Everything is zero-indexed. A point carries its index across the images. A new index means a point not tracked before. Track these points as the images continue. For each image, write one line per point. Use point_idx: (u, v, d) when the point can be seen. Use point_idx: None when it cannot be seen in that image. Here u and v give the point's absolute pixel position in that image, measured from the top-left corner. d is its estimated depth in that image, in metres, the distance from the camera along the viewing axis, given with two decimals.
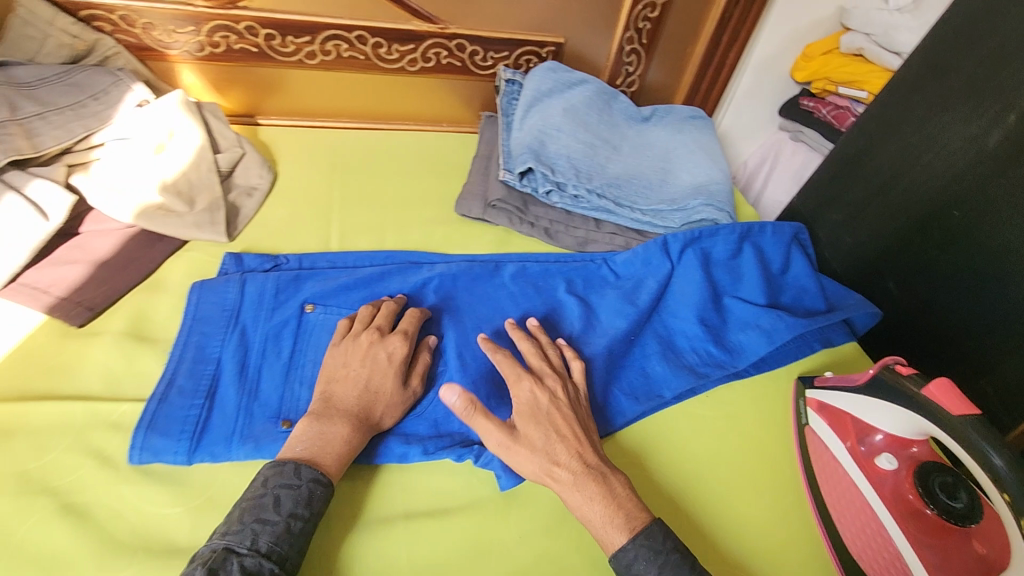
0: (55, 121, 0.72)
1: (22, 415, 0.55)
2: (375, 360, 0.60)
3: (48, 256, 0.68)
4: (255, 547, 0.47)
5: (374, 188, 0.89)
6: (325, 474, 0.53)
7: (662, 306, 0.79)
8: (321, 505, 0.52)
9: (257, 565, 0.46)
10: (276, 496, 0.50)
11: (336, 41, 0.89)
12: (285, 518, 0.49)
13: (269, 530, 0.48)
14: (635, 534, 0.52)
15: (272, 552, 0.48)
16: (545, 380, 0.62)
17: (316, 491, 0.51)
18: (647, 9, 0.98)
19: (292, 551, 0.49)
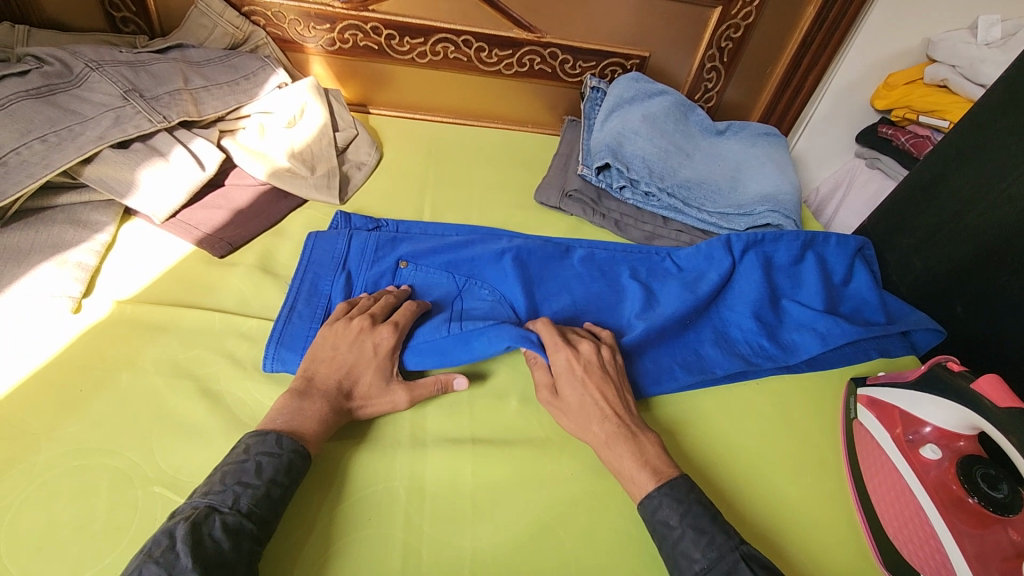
0: (216, 94, 0.87)
1: (175, 317, 0.68)
2: (361, 355, 0.64)
3: (200, 200, 0.81)
4: (236, 506, 0.49)
5: (463, 174, 1.00)
6: (305, 445, 0.55)
7: (721, 300, 0.83)
8: (299, 475, 0.54)
9: (238, 523, 0.48)
10: (257, 462, 0.52)
11: (445, 44, 1.02)
12: (266, 483, 0.51)
13: (250, 493, 0.50)
14: (660, 484, 0.56)
15: (252, 512, 0.50)
16: (580, 349, 0.66)
17: (295, 461, 0.54)
18: (730, 29, 1.05)
19: (271, 513, 0.51)
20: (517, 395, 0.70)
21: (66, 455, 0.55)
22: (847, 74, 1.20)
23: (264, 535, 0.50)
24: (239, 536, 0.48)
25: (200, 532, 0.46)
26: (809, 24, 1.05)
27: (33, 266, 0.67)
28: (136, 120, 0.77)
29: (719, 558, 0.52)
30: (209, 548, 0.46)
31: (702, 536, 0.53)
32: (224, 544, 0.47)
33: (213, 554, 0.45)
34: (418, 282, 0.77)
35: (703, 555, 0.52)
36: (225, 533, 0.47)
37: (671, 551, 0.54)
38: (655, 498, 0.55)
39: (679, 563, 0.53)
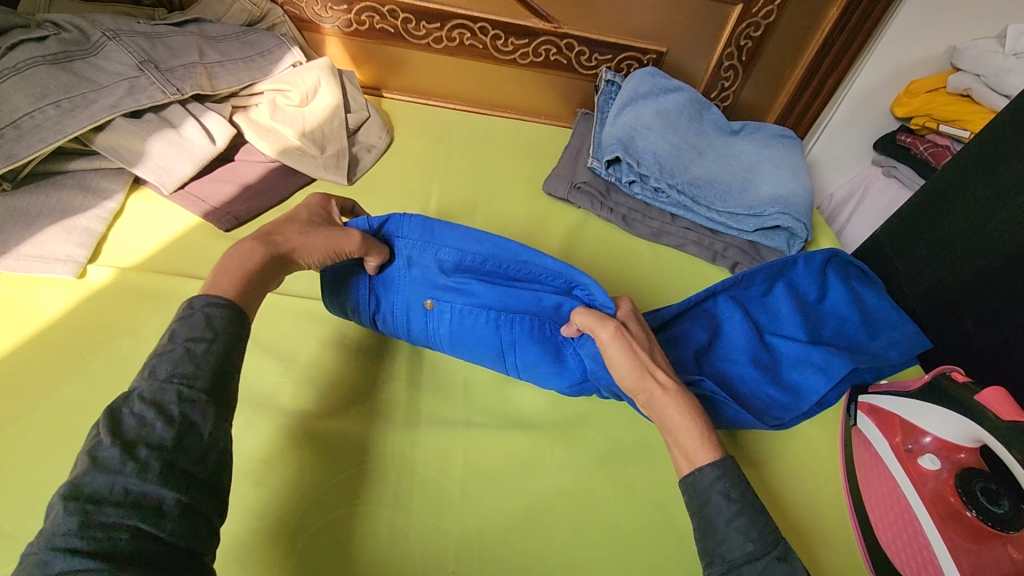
0: (230, 69, 0.87)
1: (178, 286, 0.68)
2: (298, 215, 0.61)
3: (209, 173, 0.82)
4: (154, 376, 0.45)
5: (472, 162, 1.00)
6: (222, 297, 0.50)
7: (713, 354, 0.74)
8: (224, 327, 0.49)
9: (157, 391, 0.44)
10: (172, 331, 0.48)
11: (461, 30, 1.01)
12: (182, 343, 0.46)
13: (168, 359, 0.46)
14: (722, 458, 0.52)
15: (176, 375, 0.45)
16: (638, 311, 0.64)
17: (213, 315, 0.49)
18: (751, 27, 1.03)
19: (199, 369, 0.46)
20: (514, 382, 0.69)
21: (63, 415, 0.56)
22: (867, 80, 1.19)
23: (199, 393, 0.45)
24: (163, 404, 0.43)
25: (119, 412, 0.43)
26: (831, 25, 1.03)
27: (41, 229, 0.68)
28: (150, 91, 0.77)
29: (771, 541, 0.47)
30: (132, 423, 0.42)
31: (757, 517, 0.49)
32: (146, 414, 0.42)
33: (136, 430, 0.42)
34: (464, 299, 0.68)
35: (760, 535, 0.47)
36: (144, 406, 0.43)
37: (719, 529, 0.49)
38: (720, 468, 0.51)
39: (728, 539, 0.48)
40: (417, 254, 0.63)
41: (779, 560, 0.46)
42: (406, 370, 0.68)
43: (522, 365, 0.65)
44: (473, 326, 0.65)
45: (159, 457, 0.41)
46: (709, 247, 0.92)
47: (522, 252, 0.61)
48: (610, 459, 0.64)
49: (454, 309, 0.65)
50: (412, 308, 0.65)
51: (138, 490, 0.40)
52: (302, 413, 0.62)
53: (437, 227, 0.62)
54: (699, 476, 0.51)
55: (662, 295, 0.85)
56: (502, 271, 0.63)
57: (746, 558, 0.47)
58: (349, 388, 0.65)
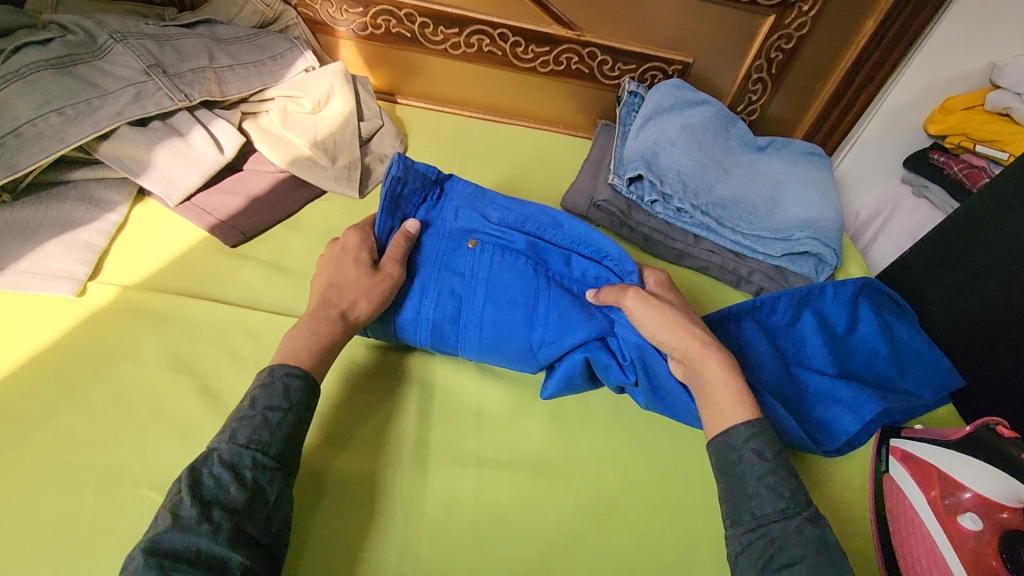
0: (240, 74, 0.84)
1: (180, 307, 0.65)
2: (343, 264, 0.63)
3: (217, 184, 0.78)
4: (234, 439, 0.50)
5: (489, 174, 0.96)
6: (297, 367, 0.55)
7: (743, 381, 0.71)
8: (299, 397, 0.54)
9: (235, 454, 0.49)
10: (253, 399, 0.53)
11: (480, 36, 0.97)
12: (260, 410, 0.52)
13: (247, 424, 0.51)
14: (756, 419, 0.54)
15: (252, 441, 0.50)
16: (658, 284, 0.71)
17: (289, 383, 0.54)
18: (782, 39, 0.98)
19: (274, 438, 0.51)
20: (527, 414, 0.66)
21: (57, 446, 0.53)
22: (900, 94, 1.14)
23: (271, 459, 0.50)
24: (238, 468, 0.49)
25: (200, 472, 0.48)
26: (867, 39, 0.98)
27: (41, 243, 0.65)
28: (157, 97, 0.74)
29: (800, 503, 0.50)
30: (210, 485, 0.47)
31: (785, 480, 0.51)
32: (222, 478, 0.48)
33: (213, 493, 0.47)
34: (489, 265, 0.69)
35: (792, 493, 0.50)
36: (222, 468, 0.48)
37: (749, 486, 0.51)
38: (753, 426, 0.54)
39: (759, 495, 0.51)
40: (468, 207, 0.73)
41: (809, 521, 0.49)
42: (416, 401, 0.65)
43: (552, 314, 0.65)
44: (510, 271, 0.68)
45: (227, 519, 0.46)
46: (732, 272, 0.88)
47: (564, 218, 0.73)
48: (628, 500, 0.61)
49: (494, 253, 0.70)
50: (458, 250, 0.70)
51: (209, 550, 0.44)
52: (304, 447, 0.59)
53: (490, 194, 0.74)
54: (732, 434, 0.54)
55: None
56: (544, 235, 0.73)
57: (777, 515, 0.50)
58: (354, 422, 0.62)
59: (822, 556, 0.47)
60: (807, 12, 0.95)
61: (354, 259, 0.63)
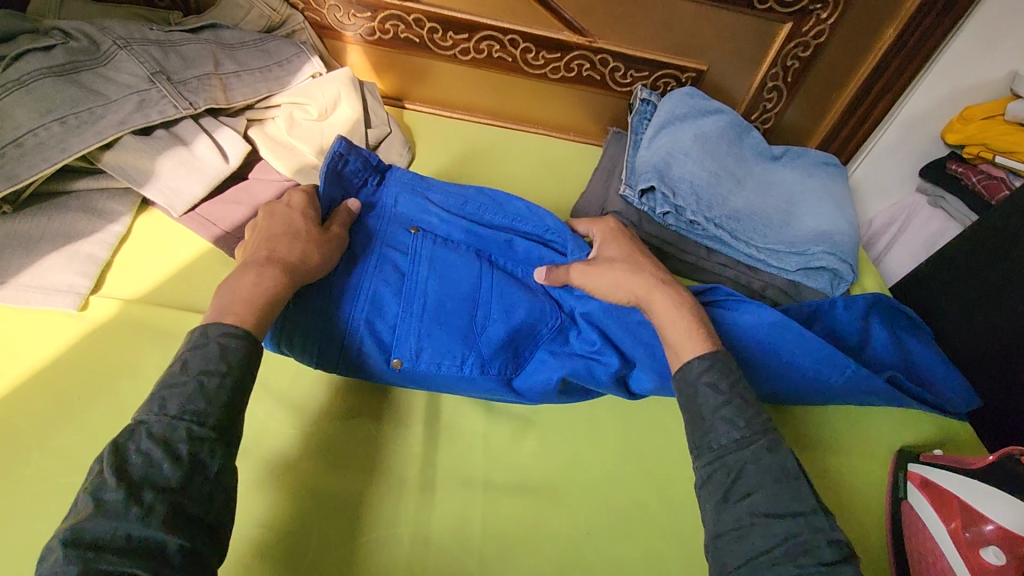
0: (246, 80, 0.83)
1: (183, 323, 0.64)
2: (288, 216, 0.63)
3: (222, 194, 0.77)
4: (165, 411, 0.46)
5: (499, 182, 0.95)
6: (238, 327, 0.51)
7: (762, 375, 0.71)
8: (239, 357, 0.50)
9: (167, 428, 0.45)
10: (184, 359, 0.49)
11: (490, 41, 0.95)
12: (194, 376, 0.48)
13: (179, 392, 0.47)
14: (711, 350, 0.56)
15: (187, 412, 0.46)
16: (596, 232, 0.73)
17: (228, 345, 0.50)
18: (799, 47, 0.96)
19: (210, 407, 0.47)
20: (538, 435, 0.65)
21: (55, 468, 0.52)
22: (918, 103, 1.11)
23: (206, 430, 0.46)
24: (172, 443, 0.44)
25: (127, 448, 0.44)
26: (886, 47, 0.95)
27: (41, 256, 0.64)
28: (161, 105, 0.73)
29: (761, 431, 0.51)
30: (138, 464, 0.43)
31: (743, 406, 0.52)
32: (153, 454, 0.44)
33: (141, 471, 0.43)
34: (429, 248, 0.69)
35: (747, 423, 0.51)
36: (153, 444, 0.44)
37: (706, 418, 0.52)
38: (707, 359, 0.55)
39: (715, 427, 0.52)
40: (408, 192, 0.73)
41: (765, 449, 0.50)
42: (423, 426, 0.63)
43: (494, 297, 0.66)
44: (452, 253, 0.69)
45: (162, 500, 0.42)
46: (743, 286, 0.87)
47: (505, 198, 0.74)
48: (641, 527, 0.60)
49: (435, 241, 0.70)
50: (400, 235, 0.70)
51: (141, 535, 0.41)
52: (310, 470, 0.58)
53: (429, 180, 0.75)
54: (687, 370, 0.55)
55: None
56: (485, 217, 0.74)
57: (733, 445, 0.51)
58: (360, 448, 0.60)
59: (777, 479, 0.48)
60: (825, 20, 0.93)
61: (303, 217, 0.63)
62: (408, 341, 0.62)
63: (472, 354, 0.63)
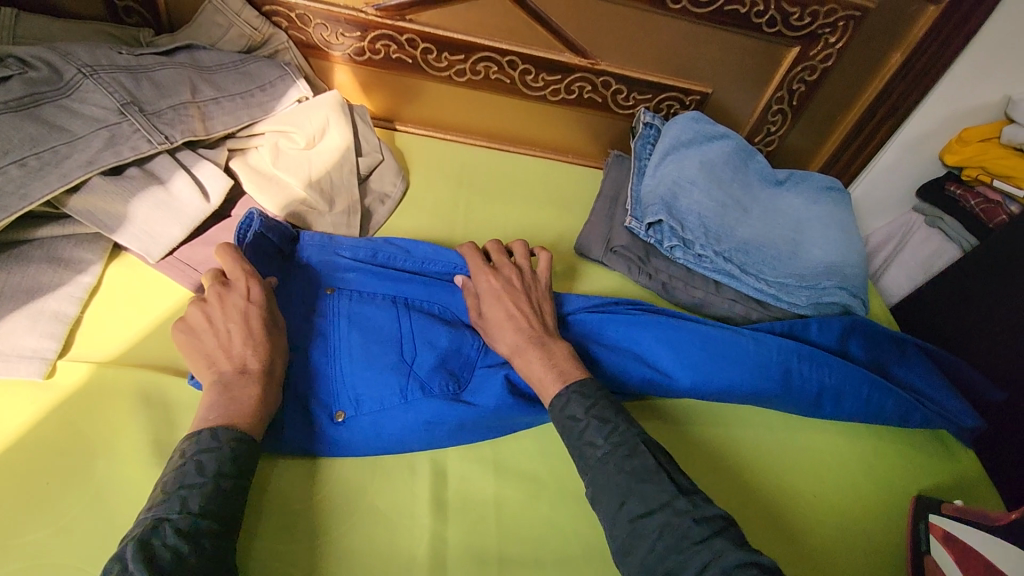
0: (226, 107, 0.76)
1: (165, 388, 0.58)
2: (236, 316, 0.57)
3: (202, 235, 0.71)
4: (186, 508, 0.47)
5: (497, 211, 0.90)
6: (244, 431, 0.53)
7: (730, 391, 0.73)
8: (247, 462, 0.52)
9: (191, 523, 0.46)
10: (196, 462, 0.50)
11: (487, 63, 0.91)
12: (213, 477, 0.49)
13: (199, 492, 0.48)
14: (566, 386, 0.60)
15: (206, 510, 0.48)
16: (501, 271, 0.69)
17: (238, 450, 0.52)
18: (806, 71, 0.94)
19: (224, 504, 0.49)
20: (550, 497, 0.62)
21: (23, 569, 0.47)
22: (920, 122, 1.04)
23: (225, 528, 0.48)
24: (197, 537, 0.46)
25: (151, 542, 0.44)
26: (893, 72, 0.94)
27: (3, 316, 0.58)
28: (133, 141, 0.67)
29: (620, 441, 0.55)
30: (165, 556, 0.44)
31: (604, 424, 0.57)
32: (179, 548, 0.45)
33: (169, 562, 0.44)
34: (353, 305, 0.67)
35: (604, 441, 0.56)
36: (178, 539, 0.45)
37: (575, 444, 0.57)
38: (565, 394, 0.59)
39: (583, 453, 0.56)
40: (320, 256, 0.70)
41: (626, 455, 0.54)
42: (431, 491, 0.59)
43: (420, 336, 0.66)
44: (373, 306, 0.67)
45: None
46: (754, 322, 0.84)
47: (411, 244, 0.73)
48: None
49: (354, 298, 0.67)
50: (316, 301, 0.67)
51: None
52: (313, 549, 0.54)
53: (339, 237, 0.72)
54: (554, 405, 0.59)
55: (703, 427, 0.71)
56: (399, 267, 0.72)
57: (599, 460, 0.55)
58: (359, 524, 0.56)
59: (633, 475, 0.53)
60: (834, 44, 0.90)
61: (263, 316, 0.59)
62: (347, 392, 0.61)
63: (409, 382, 0.62)
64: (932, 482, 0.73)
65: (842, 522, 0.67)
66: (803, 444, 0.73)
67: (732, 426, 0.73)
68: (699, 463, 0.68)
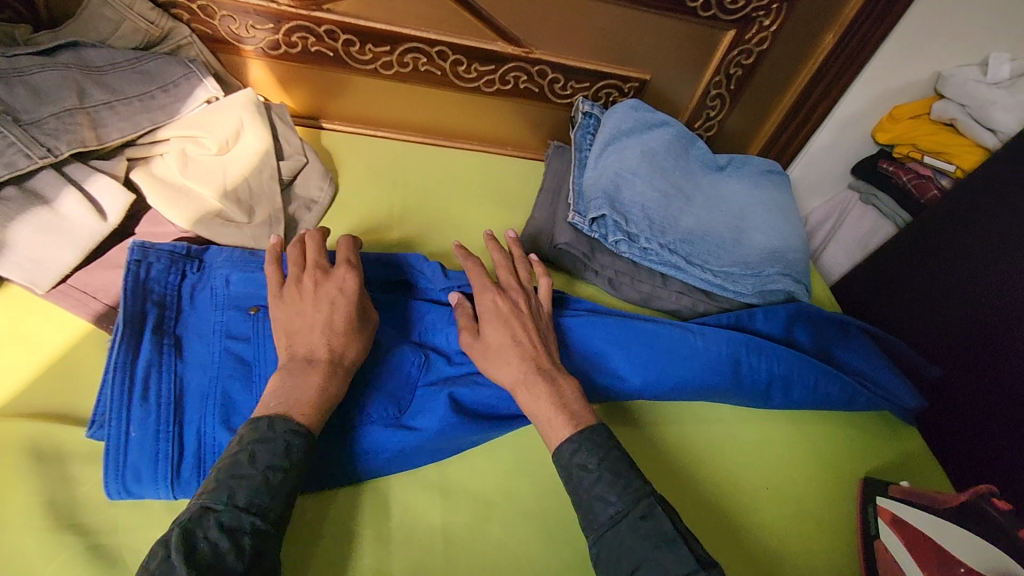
0: (122, 112, 0.69)
1: (60, 439, 0.53)
2: (330, 304, 0.58)
3: (100, 258, 0.64)
4: (233, 501, 0.46)
5: (436, 211, 0.86)
6: (301, 423, 0.51)
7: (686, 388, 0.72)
8: (300, 457, 0.50)
9: (234, 518, 0.46)
10: (251, 451, 0.49)
11: (416, 54, 0.85)
12: (263, 470, 0.48)
13: (247, 484, 0.47)
14: (578, 430, 0.56)
15: (253, 505, 0.47)
16: (509, 294, 0.65)
17: (293, 442, 0.50)
18: (741, 54, 0.93)
19: (274, 502, 0.48)
20: (499, 516, 0.59)
21: None
22: (853, 102, 1.05)
23: (269, 527, 0.47)
24: (238, 534, 0.45)
25: (193, 534, 0.44)
26: (826, 54, 0.94)
27: None
28: (8, 155, 0.59)
29: (636, 501, 0.52)
30: (205, 552, 0.43)
31: (617, 480, 0.53)
32: (220, 544, 0.44)
33: (208, 559, 0.43)
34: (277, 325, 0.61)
35: (619, 497, 0.52)
36: (220, 534, 0.44)
37: (582, 497, 0.53)
38: (575, 442, 0.55)
39: (593, 508, 0.53)
40: (238, 272, 0.64)
41: (641, 518, 0.51)
42: (371, 523, 0.56)
43: None
44: None
45: None
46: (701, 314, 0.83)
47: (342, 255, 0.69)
48: None
49: None
50: (234, 323, 0.61)
51: None
52: None
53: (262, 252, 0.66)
54: (559, 454, 0.55)
55: (655, 426, 0.70)
56: None
57: (611, 522, 0.52)
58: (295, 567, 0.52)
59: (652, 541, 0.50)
60: (768, 27, 0.89)
61: (352, 309, 0.59)
62: None
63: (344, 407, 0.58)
64: (879, 464, 0.75)
65: (793, 511, 0.67)
66: (753, 435, 0.73)
67: (682, 422, 0.72)
68: (655, 466, 0.67)
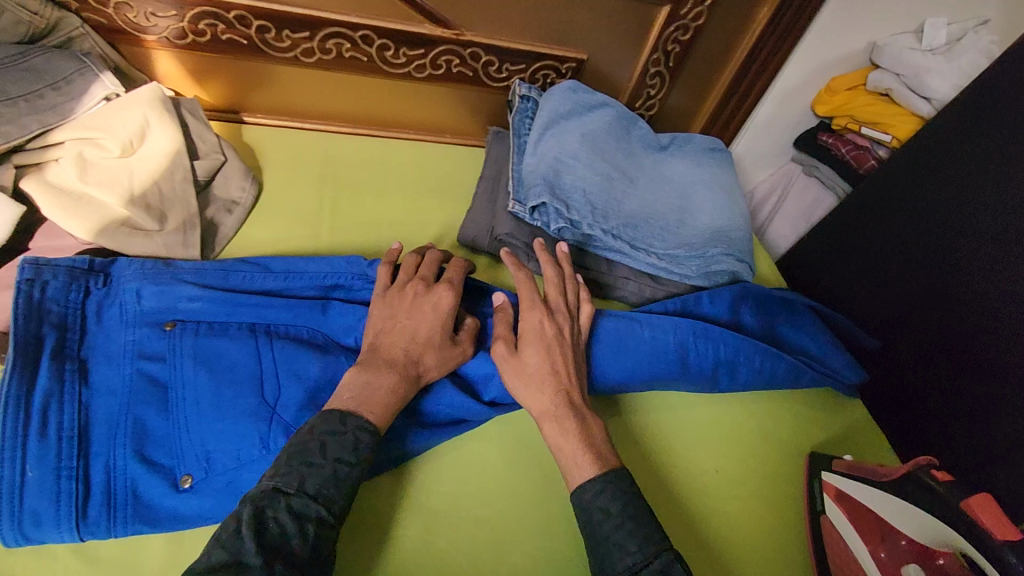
0: (4, 113, 0.62)
1: None
2: (432, 322, 0.59)
3: None
4: (303, 487, 0.48)
5: (370, 206, 0.82)
6: (369, 420, 0.52)
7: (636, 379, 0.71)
8: (367, 454, 0.51)
9: (302, 505, 0.47)
10: (321, 442, 0.50)
11: (338, 40, 0.80)
12: (331, 462, 0.49)
13: (317, 475, 0.48)
14: (604, 472, 0.55)
15: (320, 493, 0.48)
16: (556, 317, 0.64)
17: (361, 438, 0.51)
18: (678, 30, 0.90)
19: (339, 492, 0.49)
20: (441, 523, 0.58)
21: None
22: (791, 75, 1.04)
23: (334, 517, 0.48)
24: (305, 521, 0.46)
25: (264, 514, 0.45)
26: (762, 28, 0.93)
27: None
28: None
29: (653, 553, 0.50)
30: (275, 533, 0.45)
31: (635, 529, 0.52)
32: (288, 527, 0.45)
33: (276, 539, 0.45)
34: (195, 341, 0.57)
35: (638, 546, 0.50)
36: (291, 518, 0.46)
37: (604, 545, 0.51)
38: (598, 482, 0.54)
39: (611, 554, 0.51)
40: (149, 286, 0.59)
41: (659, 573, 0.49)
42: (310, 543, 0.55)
43: (281, 368, 0.57)
44: (221, 337, 0.58)
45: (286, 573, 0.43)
46: (648, 299, 0.83)
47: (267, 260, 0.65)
48: None
49: (201, 332, 0.58)
50: (146, 341, 0.56)
51: None
52: None
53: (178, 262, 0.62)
54: (582, 494, 0.54)
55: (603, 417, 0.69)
56: (255, 286, 0.63)
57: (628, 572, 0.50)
58: None
59: None
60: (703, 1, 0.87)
61: (445, 328, 0.60)
62: (192, 451, 0.52)
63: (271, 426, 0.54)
64: (825, 438, 0.76)
65: (742, 493, 0.68)
66: (703, 418, 0.73)
67: (632, 411, 0.71)
68: None
